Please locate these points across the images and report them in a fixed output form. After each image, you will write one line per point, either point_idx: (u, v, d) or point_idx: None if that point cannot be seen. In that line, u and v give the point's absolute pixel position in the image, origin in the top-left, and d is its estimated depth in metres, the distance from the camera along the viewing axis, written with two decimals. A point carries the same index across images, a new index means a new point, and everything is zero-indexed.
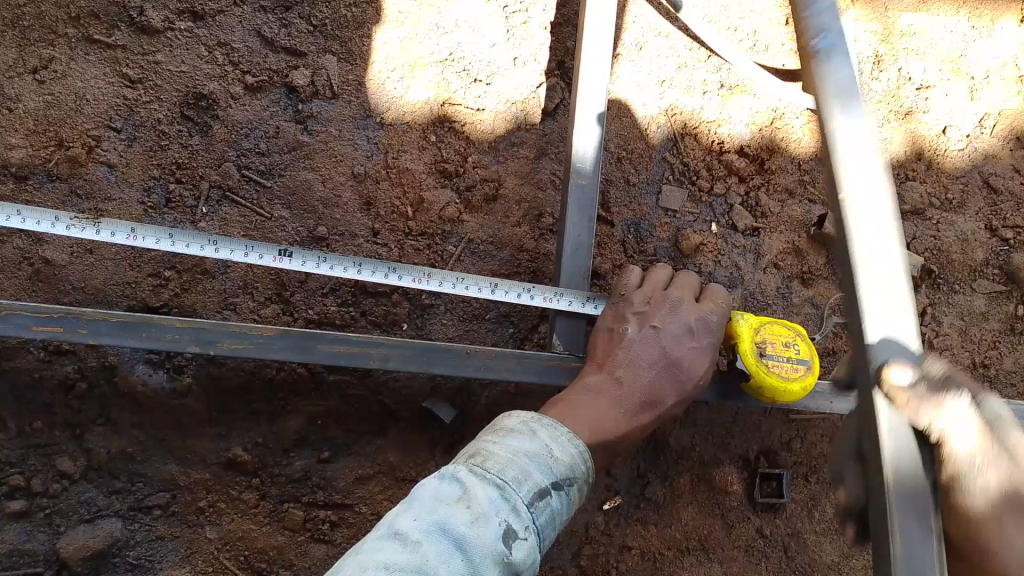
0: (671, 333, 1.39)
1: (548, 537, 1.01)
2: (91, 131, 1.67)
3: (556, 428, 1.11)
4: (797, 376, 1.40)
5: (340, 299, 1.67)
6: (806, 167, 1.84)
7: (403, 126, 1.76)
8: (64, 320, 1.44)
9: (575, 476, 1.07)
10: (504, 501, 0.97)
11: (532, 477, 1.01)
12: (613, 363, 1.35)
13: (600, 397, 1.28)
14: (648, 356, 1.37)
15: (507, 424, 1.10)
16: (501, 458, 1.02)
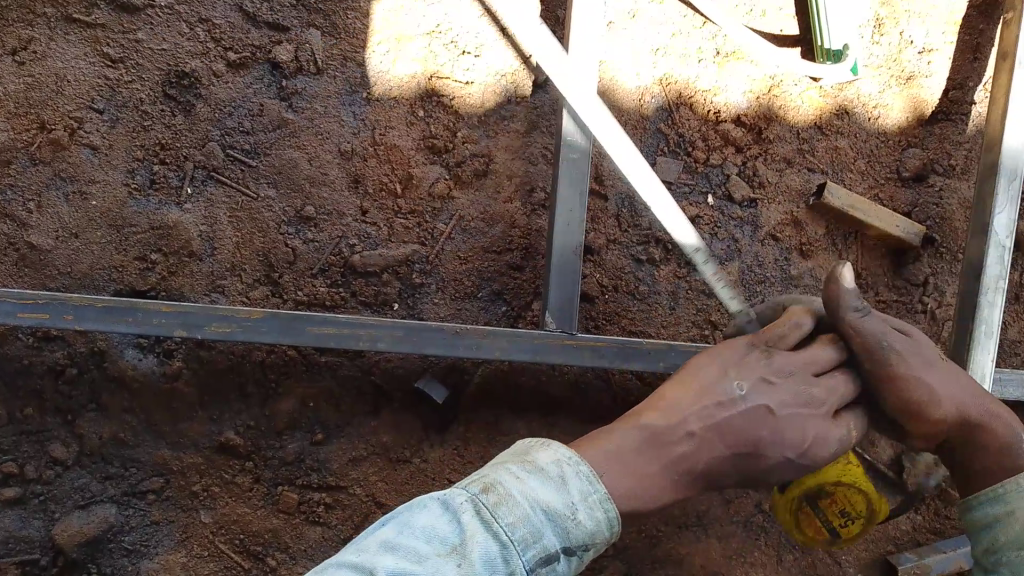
0: (781, 432, 1.16)
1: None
2: (73, 113, 1.64)
3: (590, 482, 1.03)
4: (812, 535, 1.35)
5: (330, 280, 1.65)
6: (803, 134, 1.79)
7: (391, 101, 1.72)
8: (50, 306, 1.44)
9: (594, 541, 1.01)
10: (501, 563, 0.94)
11: (540, 540, 0.97)
12: (692, 417, 1.15)
13: (649, 456, 1.12)
14: (734, 437, 1.15)
15: (541, 462, 1.04)
16: (514, 510, 0.97)
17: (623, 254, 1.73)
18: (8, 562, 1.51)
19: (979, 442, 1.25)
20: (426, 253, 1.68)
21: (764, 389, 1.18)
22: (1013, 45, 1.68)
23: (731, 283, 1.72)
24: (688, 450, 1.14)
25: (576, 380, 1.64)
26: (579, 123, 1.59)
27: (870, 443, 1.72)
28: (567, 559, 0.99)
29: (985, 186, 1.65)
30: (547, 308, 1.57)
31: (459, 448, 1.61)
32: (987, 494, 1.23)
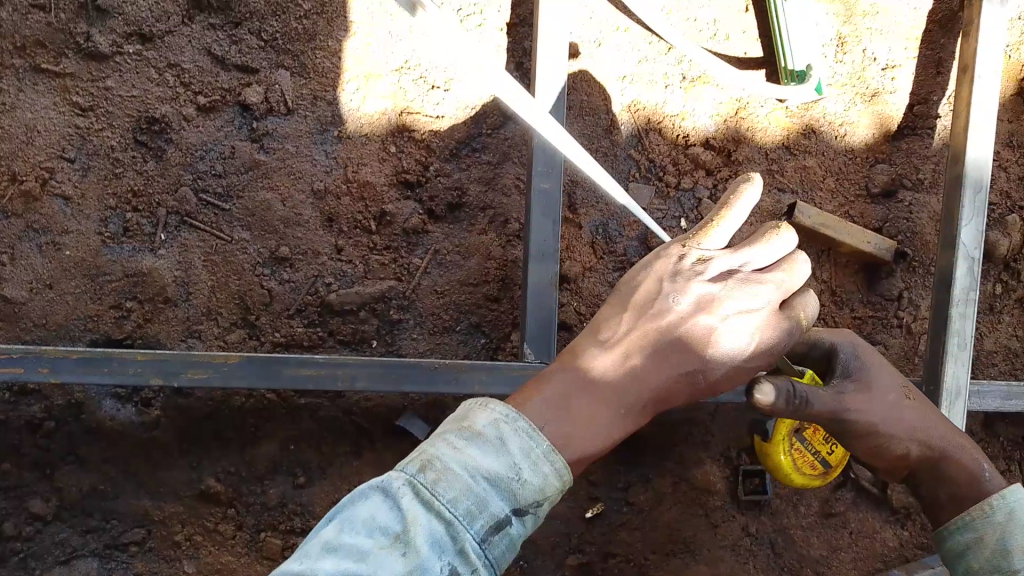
0: (724, 341, 1.14)
1: (504, 564, 0.99)
2: (44, 164, 1.64)
3: (531, 435, 1.02)
4: (806, 469, 1.48)
5: (306, 319, 1.67)
6: (773, 154, 1.81)
7: (362, 138, 1.72)
8: (25, 360, 1.43)
9: (545, 496, 1.01)
10: (448, 540, 0.94)
11: (487, 509, 0.96)
12: (630, 345, 1.14)
13: (595, 395, 1.11)
14: (678, 353, 1.13)
15: (477, 427, 1.02)
16: (454, 484, 0.96)
17: (600, 281, 1.74)
18: None
19: (947, 475, 1.26)
20: (403, 289, 1.69)
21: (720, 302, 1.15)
22: (972, 59, 1.70)
23: None
24: (637, 370, 1.13)
25: None
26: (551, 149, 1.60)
27: None
28: (520, 520, 0.99)
29: (952, 201, 1.67)
30: (525, 339, 1.58)
31: None
32: (955, 524, 1.24)
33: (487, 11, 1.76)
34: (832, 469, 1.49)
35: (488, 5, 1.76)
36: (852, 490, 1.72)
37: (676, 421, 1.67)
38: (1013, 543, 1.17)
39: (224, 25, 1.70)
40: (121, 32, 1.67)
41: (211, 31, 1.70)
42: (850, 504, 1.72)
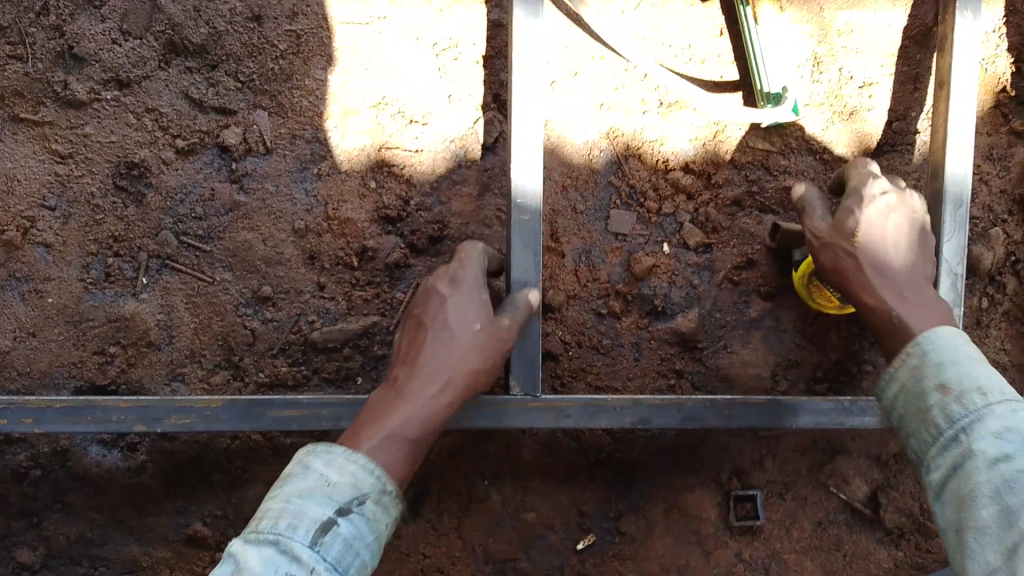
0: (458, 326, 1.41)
1: (346, 561, 1.14)
2: (25, 212, 1.65)
3: (330, 452, 1.23)
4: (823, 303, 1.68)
5: (290, 358, 1.66)
6: (752, 176, 1.80)
7: (342, 175, 1.73)
8: (7, 412, 1.44)
9: (361, 492, 1.20)
10: (279, 556, 1.09)
11: (307, 517, 1.14)
12: (400, 369, 1.40)
13: (386, 411, 1.31)
14: (434, 355, 1.38)
15: (290, 469, 1.24)
16: (275, 511, 1.15)
17: (584, 308, 1.74)
18: None
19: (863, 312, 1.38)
20: (386, 324, 1.69)
21: (452, 291, 1.45)
22: (948, 74, 1.70)
23: (692, 331, 1.73)
24: (420, 365, 1.37)
25: (547, 442, 1.64)
26: (528, 182, 1.60)
27: (844, 480, 1.71)
28: (345, 518, 1.16)
29: (933, 215, 1.67)
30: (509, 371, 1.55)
31: (432, 521, 1.63)
32: (886, 373, 1.29)
33: (463, 44, 1.75)
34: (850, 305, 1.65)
35: (463, 39, 1.75)
36: (846, 512, 1.71)
37: (666, 448, 1.67)
38: (925, 381, 1.22)
39: (202, 68, 1.71)
40: (98, 78, 1.68)
41: (189, 75, 1.71)
42: (843, 527, 1.71)
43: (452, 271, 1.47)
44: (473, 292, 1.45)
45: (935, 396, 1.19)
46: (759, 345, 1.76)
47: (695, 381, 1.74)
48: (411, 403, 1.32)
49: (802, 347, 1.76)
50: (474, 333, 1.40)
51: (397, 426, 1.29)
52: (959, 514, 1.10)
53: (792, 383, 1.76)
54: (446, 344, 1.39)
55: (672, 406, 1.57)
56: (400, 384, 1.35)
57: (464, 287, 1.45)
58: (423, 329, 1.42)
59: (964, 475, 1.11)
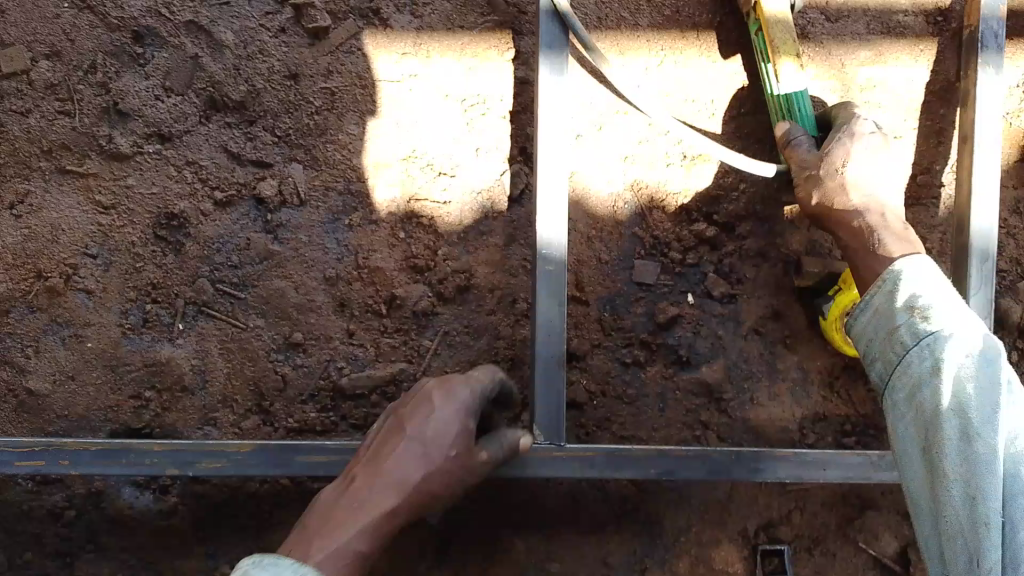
0: (428, 441, 1.34)
1: None
2: (68, 260, 1.71)
3: (279, 565, 1.16)
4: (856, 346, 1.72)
5: (320, 404, 1.70)
6: (776, 230, 1.81)
7: (372, 226, 1.78)
8: (46, 453, 1.48)
9: None
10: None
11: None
12: (357, 469, 1.35)
13: (330, 517, 1.29)
14: (393, 473, 1.32)
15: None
16: None
17: (609, 357, 1.76)
18: None
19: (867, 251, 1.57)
20: (413, 371, 1.72)
21: (443, 404, 1.37)
22: (971, 128, 1.72)
23: (716, 381, 1.76)
24: (380, 478, 1.31)
25: (573, 492, 1.65)
26: (553, 235, 1.65)
27: (874, 537, 1.69)
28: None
29: (959, 267, 1.68)
30: (536, 421, 1.59)
31: (457, 568, 1.63)
32: (863, 303, 1.35)
33: (491, 100, 1.81)
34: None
35: (491, 95, 1.81)
36: (874, 567, 1.70)
37: (692, 499, 1.67)
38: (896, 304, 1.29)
39: (240, 123, 1.78)
40: (141, 133, 1.76)
41: (228, 130, 1.78)
42: None
43: (450, 383, 1.40)
44: (461, 413, 1.38)
45: (903, 316, 1.26)
46: (786, 398, 1.77)
47: (721, 432, 1.75)
48: (357, 520, 1.27)
49: (829, 399, 1.79)
50: (447, 458, 1.34)
51: (337, 544, 1.25)
52: (919, 431, 1.16)
53: (820, 436, 1.78)
54: (416, 461, 1.33)
55: (696, 458, 1.59)
56: (354, 491, 1.31)
57: (455, 404, 1.38)
58: (401, 435, 1.35)
59: (927, 395, 1.16)
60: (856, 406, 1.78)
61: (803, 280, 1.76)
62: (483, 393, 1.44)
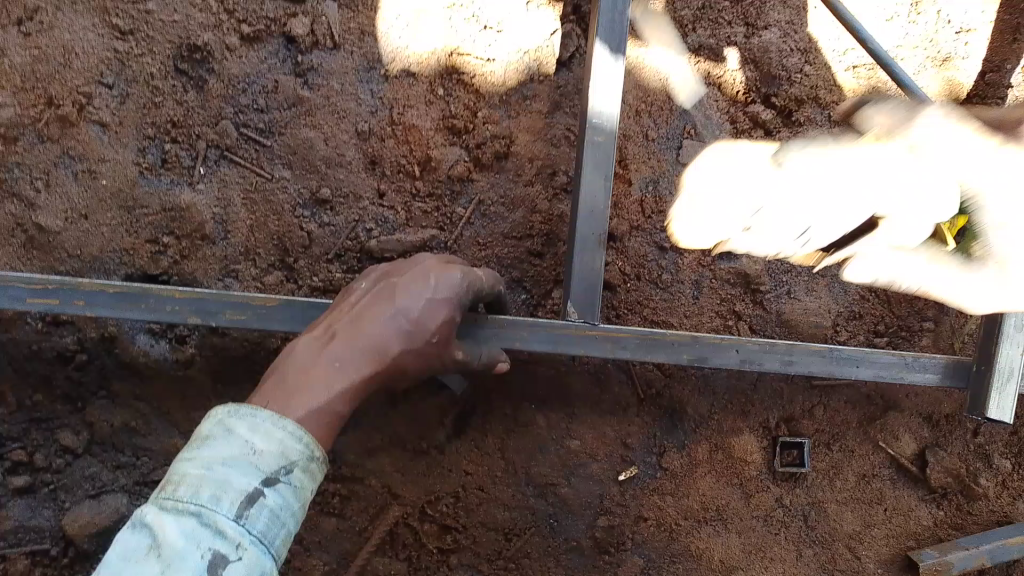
0: (409, 315, 1.24)
1: (274, 535, 1.01)
2: (81, 88, 1.58)
3: (255, 414, 1.07)
4: None
5: (346, 265, 1.62)
6: (836, 118, 1.73)
7: (409, 79, 1.66)
8: (59, 292, 1.40)
9: (290, 460, 1.05)
10: (202, 528, 0.96)
11: (233, 488, 1.00)
12: (335, 323, 1.24)
13: (305, 369, 1.15)
14: (373, 335, 1.21)
15: (204, 429, 1.07)
16: (190, 482, 1.00)
17: (648, 241, 1.68)
18: (18, 553, 1.51)
19: None
20: (444, 239, 1.65)
21: (438, 285, 1.27)
22: None
23: (755, 273, 1.69)
24: (363, 341, 1.20)
25: (597, 370, 1.61)
26: (605, 107, 1.52)
27: (893, 436, 1.68)
28: (272, 489, 1.02)
29: None
30: (570, 296, 1.52)
31: (476, 441, 1.60)
32: None
33: None
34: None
35: None
36: (891, 468, 1.69)
37: (717, 387, 1.64)
38: None
39: None
40: None
41: None
42: (887, 482, 1.69)
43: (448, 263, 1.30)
44: (450, 300, 1.29)
45: None
46: (822, 294, 1.72)
47: (754, 325, 1.70)
48: (338, 380, 1.15)
49: (866, 298, 1.73)
50: (429, 342, 1.25)
51: (318, 402, 1.12)
52: None
53: (852, 334, 1.73)
54: (398, 335, 1.22)
55: (719, 344, 1.52)
56: (336, 348, 1.18)
57: (445, 286, 1.29)
58: (391, 302, 1.24)
59: None
60: (891, 308, 1.73)
61: None
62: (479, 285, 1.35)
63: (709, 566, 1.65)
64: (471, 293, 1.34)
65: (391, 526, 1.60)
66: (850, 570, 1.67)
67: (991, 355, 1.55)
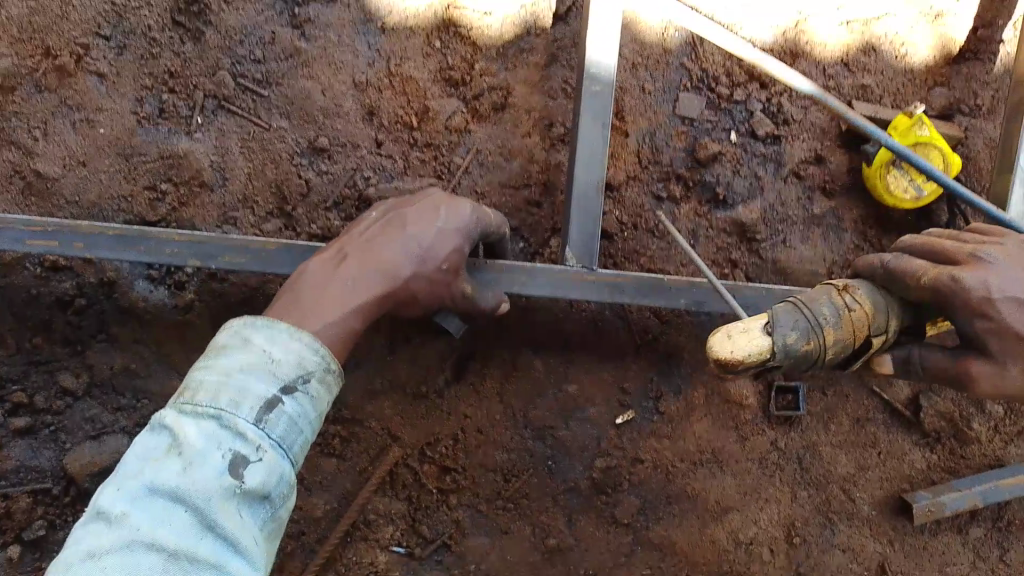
0: (422, 242, 1.30)
1: (292, 439, 1.07)
2: (79, 40, 1.58)
3: (273, 327, 1.14)
4: (899, 195, 1.67)
5: (345, 214, 1.62)
6: (830, 71, 1.78)
7: (406, 32, 1.66)
8: (59, 235, 1.40)
9: (306, 372, 1.12)
10: (221, 431, 1.01)
11: (251, 395, 1.05)
12: (345, 245, 1.31)
13: (321, 283, 1.23)
14: (386, 258, 1.27)
15: (222, 342, 1.13)
16: (211, 387, 1.05)
17: (644, 191, 1.70)
18: (20, 492, 1.51)
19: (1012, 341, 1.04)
20: (442, 187, 1.65)
21: (447, 217, 1.33)
22: None
23: (751, 222, 1.71)
24: (374, 263, 1.27)
25: (595, 319, 1.61)
26: (603, 58, 1.52)
27: (888, 382, 1.70)
28: (290, 397, 1.08)
29: (1014, 123, 1.63)
30: (568, 243, 1.53)
31: (474, 383, 1.61)
32: None
33: None
34: (924, 197, 1.66)
35: None
36: (885, 409, 1.71)
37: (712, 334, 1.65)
38: None
39: None
40: None
41: None
42: (881, 426, 1.70)
43: (459, 199, 1.37)
44: (458, 233, 1.35)
45: None
46: (818, 243, 1.73)
47: (749, 273, 1.71)
48: (350, 299, 1.23)
49: (861, 247, 1.74)
50: (438, 270, 1.31)
51: (332, 319, 1.19)
52: None
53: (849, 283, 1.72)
54: (410, 259, 1.29)
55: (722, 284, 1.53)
56: (348, 268, 1.25)
57: (457, 224, 1.37)
58: (401, 231, 1.31)
59: None
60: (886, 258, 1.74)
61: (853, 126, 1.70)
62: (485, 224, 1.42)
63: (708, 508, 1.66)
64: (479, 229, 1.41)
65: (391, 466, 1.61)
66: (845, 512, 1.70)
67: None
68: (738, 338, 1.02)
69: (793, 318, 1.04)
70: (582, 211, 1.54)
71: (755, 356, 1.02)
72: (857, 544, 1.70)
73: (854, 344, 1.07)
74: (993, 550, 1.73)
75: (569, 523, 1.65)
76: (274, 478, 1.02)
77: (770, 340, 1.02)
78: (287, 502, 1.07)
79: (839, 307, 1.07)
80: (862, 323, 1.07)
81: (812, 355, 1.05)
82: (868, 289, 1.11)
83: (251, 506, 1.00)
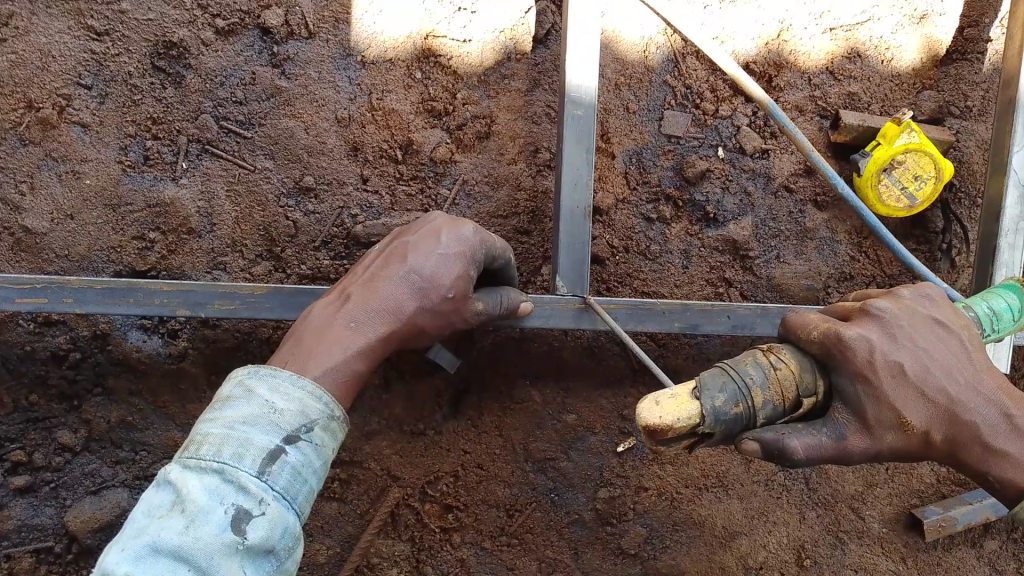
0: (424, 273, 1.22)
1: (295, 491, 1.01)
2: (60, 91, 1.57)
3: (275, 375, 1.07)
4: (894, 204, 1.67)
5: (333, 252, 1.63)
6: (816, 80, 1.76)
7: (386, 64, 1.65)
8: (49, 291, 1.38)
9: (309, 420, 1.05)
10: (223, 486, 0.95)
11: (253, 447, 0.99)
12: (347, 285, 1.24)
13: (322, 324, 1.17)
14: (389, 295, 1.20)
15: (226, 391, 1.07)
16: (214, 439, 0.99)
17: (634, 213, 1.69)
18: (22, 551, 1.53)
19: (910, 411, 0.99)
20: None
21: (449, 242, 1.25)
22: None
23: (744, 239, 1.70)
24: (376, 301, 1.19)
25: (590, 344, 1.62)
26: (584, 81, 1.48)
27: None
28: (294, 446, 1.02)
29: (1003, 125, 1.60)
30: (558, 273, 1.49)
31: (472, 419, 1.62)
32: None
33: None
34: (918, 205, 1.67)
35: None
36: None
37: (710, 353, 1.68)
38: None
39: None
40: None
41: None
42: None
43: (458, 220, 1.28)
44: (462, 256, 1.27)
45: None
46: (813, 256, 1.73)
47: (745, 291, 1.70)
48: (353, 340, 1.15)
49: (856, 259, 1.75)
50: (445, 299, 1.23)
51: (335, 363, 1.12)
52: None
53: (843, 296, 1.74)
54: (412, 292, 1.21)
55: (723, 310, 1.51)
56: (349, 310, 1.18)
57: (458, 247, 1.27)
58: (402, 263, 1.23)
59: None
60: (882, 268, 1.74)
61: (840, 134, 1.72)
62: (490, 246, 1.33)
63: (712, 533, 1.65)
64: (483, 252, 1.32)
65: (392, 508, 1.60)
66: (854, 530, 1.70)
67: (988, 276, 1.60)
68: (666, 403, 0.95)
69: (721, 380, 0.98)
70: (573, 230, 1.50)
71: (686, 422, 0.95)
72: (869, 564, 1.69)
73: (787, 405, 1.00)
74: (1009, 561, 1.76)
75: (575, 556, 1.64)
76: (277, 532, 0.97)
77: (699, 405, 0.96)
78: (296, 552, 1.02)
79: (766, 367, 1.01)
80: (790, 384, 1.00)
81: (744, 418, 0.98)
82: (794, 350, 1.05)
83: (255, 561, 0.95)
